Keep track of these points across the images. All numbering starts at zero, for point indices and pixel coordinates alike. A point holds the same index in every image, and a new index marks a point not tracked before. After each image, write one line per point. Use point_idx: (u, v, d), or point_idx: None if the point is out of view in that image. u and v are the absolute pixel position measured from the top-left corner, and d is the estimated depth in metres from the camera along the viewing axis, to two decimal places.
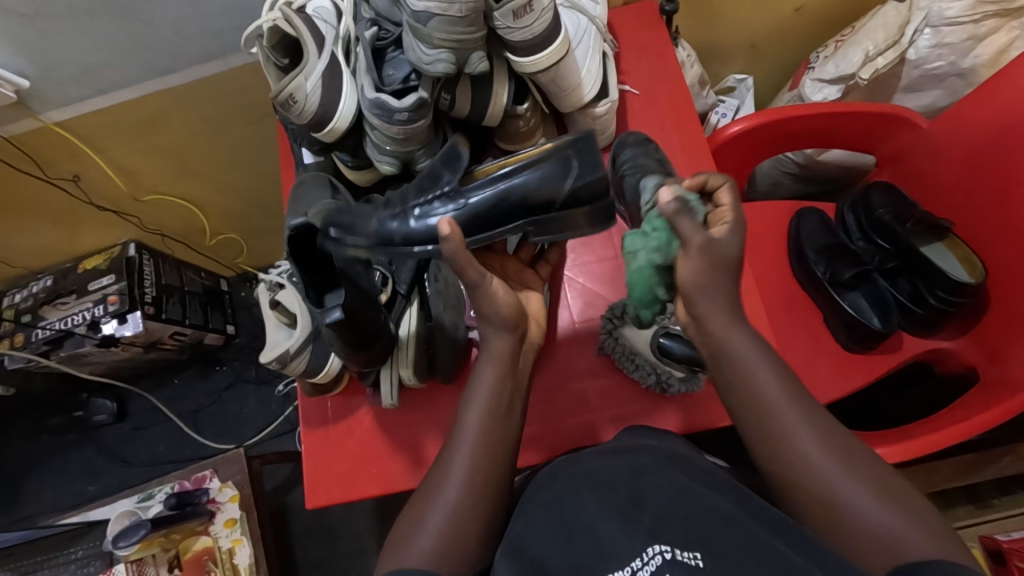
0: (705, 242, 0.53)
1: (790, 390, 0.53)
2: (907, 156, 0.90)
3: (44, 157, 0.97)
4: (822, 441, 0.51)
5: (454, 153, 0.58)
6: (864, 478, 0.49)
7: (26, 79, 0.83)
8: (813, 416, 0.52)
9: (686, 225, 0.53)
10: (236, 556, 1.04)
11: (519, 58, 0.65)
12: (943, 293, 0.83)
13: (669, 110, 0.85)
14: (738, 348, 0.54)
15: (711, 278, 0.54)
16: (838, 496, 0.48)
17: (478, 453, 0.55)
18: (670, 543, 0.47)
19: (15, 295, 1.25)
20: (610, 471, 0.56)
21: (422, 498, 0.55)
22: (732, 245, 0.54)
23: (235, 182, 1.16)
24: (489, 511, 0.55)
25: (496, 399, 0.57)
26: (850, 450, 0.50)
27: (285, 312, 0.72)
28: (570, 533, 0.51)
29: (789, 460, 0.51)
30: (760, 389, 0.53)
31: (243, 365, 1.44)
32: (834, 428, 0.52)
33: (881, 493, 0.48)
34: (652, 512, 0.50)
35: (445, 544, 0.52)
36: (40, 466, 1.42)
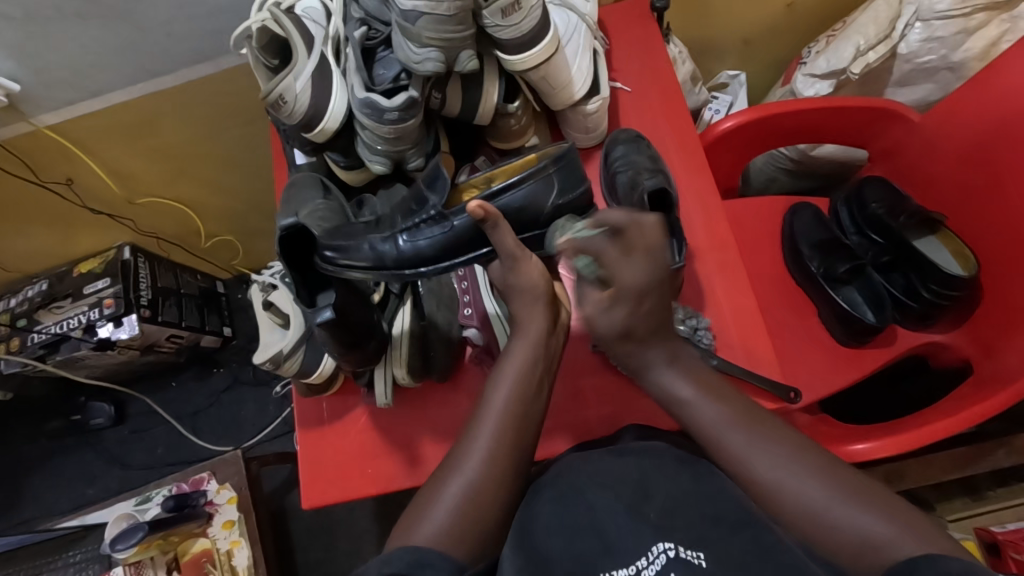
0: (596, 309, 0.60)
1: (742, 416, 0.56)
2: (900, 150, 0.90)
3: (38, 161, 0.97)
4: (784, 454, 0.52)
5: (436, 173, 0.62)
6: (834, 482, 0.50)
7: (16, 83, 0.83)
8: (771, 433, 0.54)
9: (588, 292, 0.60)
10: (235, 557, 1.04)
11: (508, 56, 0.65)
12: (935, 287, 0.84)
13: (661, 107, 0.85)
14: (679, 393, 0.60)
15: (614, 341, 0.61)
16: (810, 502, 0.49)
17: (504, 431, 0.56)
18: (675, 540, 0.47)
19: (10, 299, 1.25)
20: (614, 468, 0.56)
21: (436, 479, 0.55)
22: (619, 312, 0.58)
23: (230, 184, 1.16)
24: (503, 503, 0.54)
25: (525, 385, 0.59)
26: (818, 458, 0.52)
27: (279, 313, 0.72)
28: (578, 529, 0.51)
29: (754, 479, 0.52)
30: (708, 424, 0.57)
31: (241, 366, 1.44)
32: (794, 442, 0.53)
33: (855, 497, 0.48)
34: (662, 507, 0.51)
35: (461, 526, 0.51)
36: (39, 470, 1.42)
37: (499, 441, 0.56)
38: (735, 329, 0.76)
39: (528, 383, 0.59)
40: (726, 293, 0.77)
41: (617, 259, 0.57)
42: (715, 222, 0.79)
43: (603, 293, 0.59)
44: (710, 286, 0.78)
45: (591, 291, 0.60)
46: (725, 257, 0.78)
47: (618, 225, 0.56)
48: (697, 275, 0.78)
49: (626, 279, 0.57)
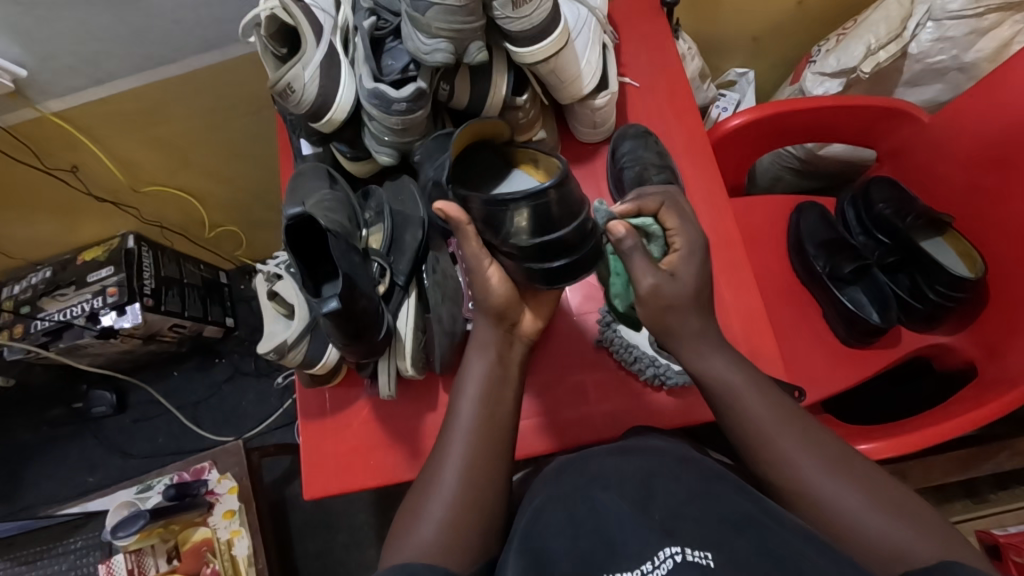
0: (662, 279, 0.57)
1: (788, 418, 0.55)
2: (908, 150, 0.90)
3: (43, 148, 0.96)
4: (825, 461, 0.52)
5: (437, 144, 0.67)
6: (870, 492, 0.50)
7: (23, 68, 0.82)
8: (814, 439, 0.53)
9: (641, 263, 0.57)
10: (235, 546, 1.04)
11: (518, 48, 0.64)
12: (942, 288, 0.83)
13: (668, 102, 0.84)
14: (723, 391, 0.57)
15: (683, 308, 0.58)
16: (847, 509, 0.50)
17: (474, 439, 0.56)
18: (682, 543, 0.46)
19: (14, 286, 1.25)
20: (616, 470, 0.56)
21: (423, 487, 0.56)
22: (686, 271, 0.59)
23: (234, 175, 1.15)
24: (496, 502, 0.55)
25: (489, 391, 0.58)
26: (855, 466, 0.52)
27: (283, 303, 0.72)
28: (583, 529, 0.50)
29: (792, 484, 0.52)
30: (757, 423, 0.55)
31: (243, 357, 1.44)
32: (834, 450, 0.53)
33: (898, 510, 0.49)
34: (667, 510, 0.50)
35: (449, 535, 0.51)
36: (41, 457, 1.42)
37: (478, 446, 0.56)
38: (740, 327, 0.76)
39: (490, 388, 0.58)
40: (732, 289, 0.77)
41: (675, 220, 0.62)
42: (721, 219, 0.79)
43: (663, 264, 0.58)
44: (716, 284, 0.77)
45: (643, 262, 0.57)
46: (731, 255, 0.78)
47: (666, 194, 0.64)
48: None
49: (686, 235, 0.61)
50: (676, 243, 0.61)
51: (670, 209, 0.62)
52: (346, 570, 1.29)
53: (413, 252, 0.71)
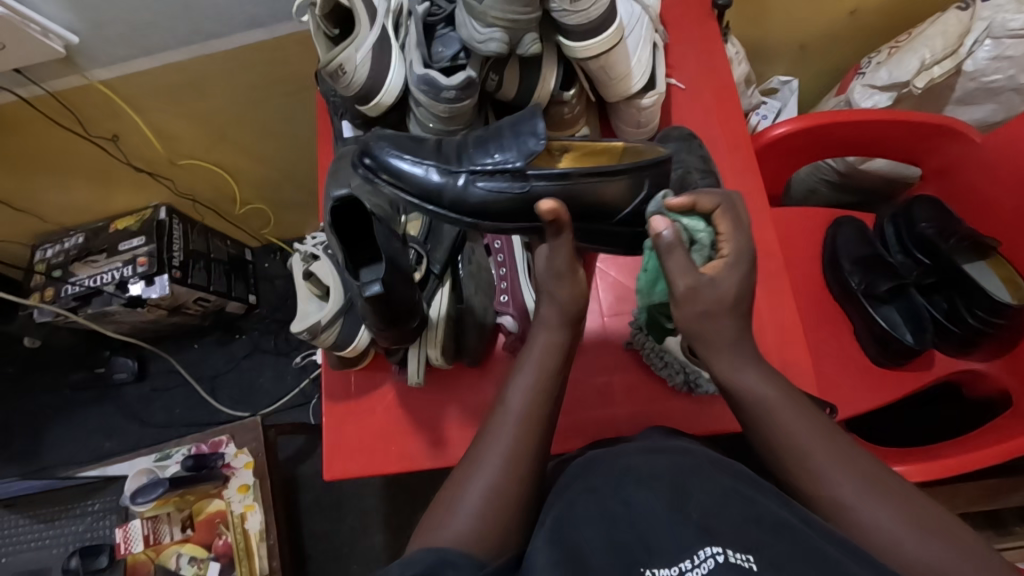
0: (697, 283, 0.53)
1: (824, 428, 0.53)
2: (956, 170, 0.88)
3: (87, 114, 0.98)
4: (855, 472, 0.51)
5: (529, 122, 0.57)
6: (900, 507, 0.49)
7: (75, 36, 0.83)
8: (847, 451, 0.52)
9: (677, 263, 0.53)
10: (248, 521, 1.05)
11: (571, 43, 0.64)
12: (982, 313, 0.81)
13: (714, 107, 0.83)
14: (761, 393, 0.55)
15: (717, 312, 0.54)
16: (876, 521, 0.48)
17: (520, 429, 0.56)
18: (723, 544, 0.46)
19: (47, 250, 1.27)
20: (647, 468, 0.55)
21: (461, 471, 0.55)
22: (729, 279, 0.54)
23: (269, 153, 1.16)
24: (529, 496, 0.54)
25: (541, 382, 0.58)
26: (887, 478, 0.51)
27: (318, 283, 0.73)
28: (614, 522, 0.50)
29: (821, 494, 0.51)
30: (785, 431, 0.53)
31: (263, 334, 1.46)
32: (867, 462, 0.52)
33: (931, 525, 0.48)
34: (704, 508, 0.49)
35: (484, 525, 0.51)
36: (60, 419, 1.45)
37: (521, 436, 0.55)
38: (773, 339, 0.75)
39: (545, 384, 0.58)
40: (766, 300, 0.76)
41: (728, 227, 0.55)
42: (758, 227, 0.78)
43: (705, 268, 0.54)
44: None
45: (682, 261, 0.53)
46: (770, 265, 0.77)
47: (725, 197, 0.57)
48: None
49: (734, 245, 0.55)
50: (723, 251, 0.55)
51: (724, 216, 0.55)
52: (353, 551, 1.30)
53: (451, 242, 0.70)
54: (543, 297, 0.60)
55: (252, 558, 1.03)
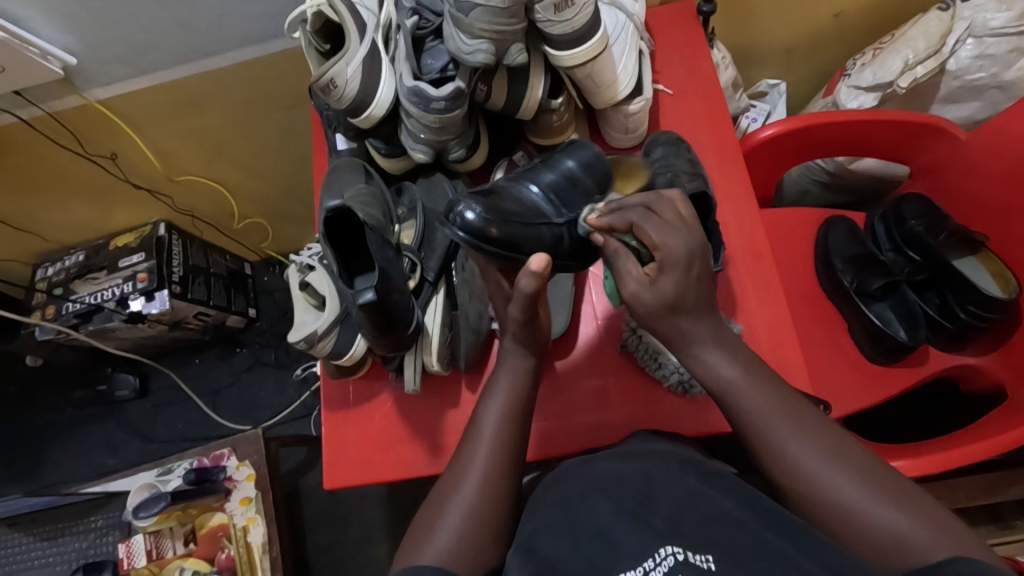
0: (639, 285, 0.56)
1: (786, 406, 0.55)
2: (942, 167, 0.89)
3: (85, 134, 0.99)
4: (824, 451, 0.52)
5: (585, 149, 0.64)
6: (867, 478, 0.50)
7: (73, 57, 0.85)
8: (807, 429, 0.54)
9: (624, 270, 0.57)
10: (250, 533, 1.05)
11: (556, 52, 0.65)
12: (973, 308, 0.82)
13: (702, 110, 0.84)
14: (723, 377, 0.57)
15: (661, 315, 0.57)
16: (845, 495, 0.49)
17: (495, 446, 0.58)
18: (683, 545, 0.45)
19: (48, 268, 1.28)
20: (619, 478, 0.55)
21: (438, 497, 0.57)
22: (666, 283, 0.55)
23: (264, 168, 1.17)
24: (507, 510, 0.56)
25: (513, 401, 0.61)
26: (851, 454, 0.52)
27: (314, 294, 0.73)
28: (582, 534, 0.49)
29: (785, 466, 0.53)
30: (749, 412, 0.55)
31: (263, 348, 1.46)
32: (830, 439, 0.53)
33: (888, 496, 0.49)
34: (668, 515, 0.49)
35: (461, 544, 0.52)
36: (62, 436, 1.46)
37: (495, 458, 0.57)
38: (767, 339, 0.75)
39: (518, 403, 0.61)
40: (758, 300, 0.77)
41: (656, 231, 0.55)
42: (748, 228, 0.79)
43: (646, 270, 0.57)
44: (743, 292, 0.77)
45: (629, 268, 0.57)
46: (762, 264, 0.78)
47: (644, 203, 0.57)
48: (730, 280, 0.78)
49: (669, 247, 0.54)
50: (658, 255, 0.55)
51: (652, 221, 0.55)
52: (357, 563, 1.30)
53: (443, 250, 0.71)
54: (508, 328, 0.64)
55: (255, 570, 1.04)
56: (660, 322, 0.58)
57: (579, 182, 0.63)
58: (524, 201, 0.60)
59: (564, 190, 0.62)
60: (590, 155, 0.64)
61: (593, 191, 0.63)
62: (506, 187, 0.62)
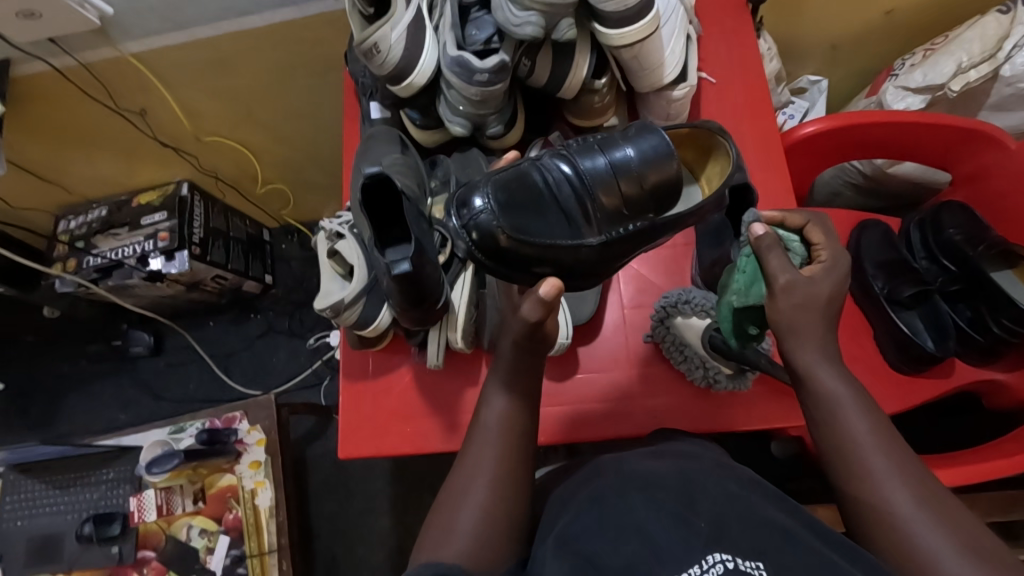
0: (794, 281, 0.52)
1: (882, 437, 0.50)
2: (987, 177, 0.86)
3: (117, 87, 0.98)
4: (913, 490, 0.48)
5: (648, 137, 0.56)
6: (951, 528, 0.46)
7: (110, 7, 0.84)
8: (909, 467, 0.49)
9: (773, 261, 0.53)
10: (258, 497, 1.06)
11: (606, 29, 0.63)
12: (1008, 323, 0.80)
13: (744, 101, 0.82)
14: (826, 393, 0.52)
15: (807, 316, 0.52)
16: (921, 540, 0.45)
17: (507, 437, 0.54)
18: (731, 552, 0.45)
19: (70, 221, 1.29)
20: (655, 476, 0.54)
21: (451, 493, 0.53)
22: (824, 282, 0.53)
23: (291, 133, 1.16)
24: (521, 510, 0.53)
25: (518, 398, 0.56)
26: (940, 499, 0.47)
27: (341, 262, 0.73)
28: (620, 531, 0.48)
29: (865, 493, 0.49)
30: (853, 438, 0.50)
31: (277, 315, 1.47)
32: (924, 478, 0.48)
33: (979, 553, 0.44)
34: (713, 516, 0.48)
35: (481, 548, 0.49)
36: (76, 388, 1.47)
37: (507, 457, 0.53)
38: None
39: (523, 398, 0.56)
40: None
41: (821, 237, 0.55)
42: None
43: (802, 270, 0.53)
44: None
45: (778, 260, 0.53)
46: None
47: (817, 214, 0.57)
48: None
49: (832, 251, 0.54)
50: (819, 256, 0.55)
51: (816, 227, 0.55)
52: (359, 533, 1.31)
53: None
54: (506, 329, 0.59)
55: (262, 534, 1.05)
56: (804, 320, 0.52)
57: (629, 172, 0.55)
58: (547, 183, 0.57)
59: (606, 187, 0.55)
60: (651, 149, 0.55)
61: (642, 187, 0.55)
62: (533, 166, 0.57)
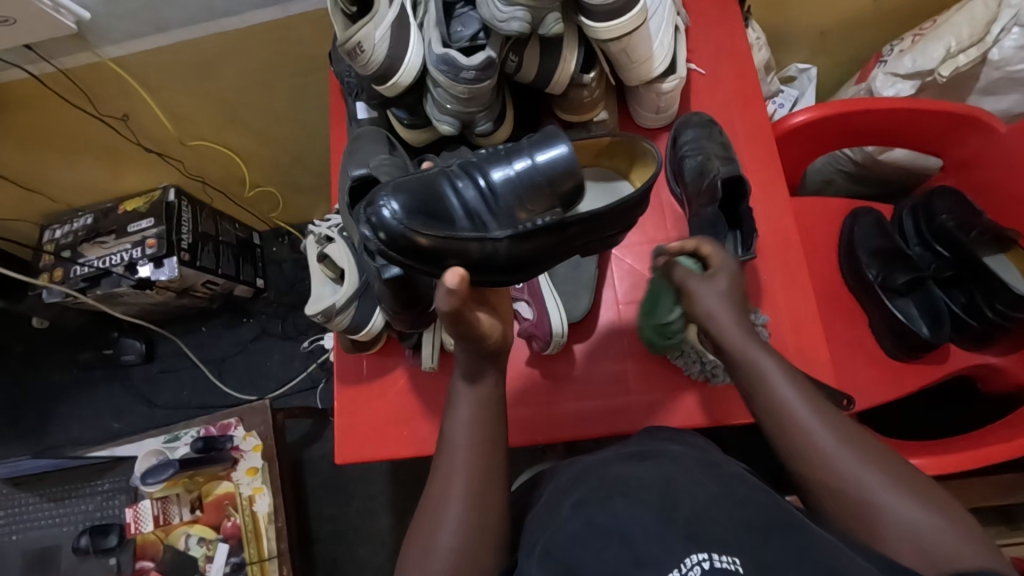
0: (701, 287, 0.63)
1: (819, 407, 0.54)
2: (979, 162, 0.86)
3: (99, 93, 0.97)
4: (849, 446, 0.52)
5: (549, 140, 0.53)
6: (891, 474, 0.50)
7: (87, 11, 0.82)
8: (848, 430, 0.53)
9: (682, 274, 0.64)
10: (256, 503, 1.06)
11: (593, 23, 0.62)
12: (1001, 307, 0.80)
13: (734, 92, 0.82)
14: (757, 374, 0.57)
15: (720, 316, 0.61)
16: (868, 489, 0.49)
17: (475, 450, 0.55)
18: (710, 549, 0.45)
19: (55, 230, 1.26)
20: (638, 476, 0.53)
21: (430, 510, 0.54)
22: (723, 281, 0.63)
23: (278, 135, 1.15)
24: (499, 519, 0.54)
25: (484, 409, 0.57)
26: (875, 448, 0.52)
27: (332, 266, 0.72)
28: (604, 538, 0.48)
29: (815, 464, 0.52)
30: (790, 412, 0.54)
31: (270, 318, 1.45)
32: (862, 437, 0.53)
33: (917, 494, 0.49)
34: (694, 512, 0.48)
35: (463, 561, 0.51)
36: (68, 398, 1.46)
37: (477, 471, 0.54)
38: (790, 330, 0.74)
39: (487, 411, 0.57)
40: (784, 289, 0.75)
41: (716, 250, 0.64)
42: (777, 216, 0.77)
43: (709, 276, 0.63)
44: (768, 283, 0.75)
45: (685, 273, 0.64)
46: (789, 254, 0.76)
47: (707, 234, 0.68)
48: (755, 268, 0.76)
49: (723, 258, 0.63)
50: (716, 263, 0.63)
51: (710, 244, 0.65)
52: (359, 535, 1.31)
53: None
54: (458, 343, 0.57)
55: (261, 540, 1.04)
56: (719, 312, 0.61)
57: (532, 176, 0.52)
58: (448, 192, 0.52)
59: (518, 199, 0.52)
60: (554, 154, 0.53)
61: (550, 195, 0.52)
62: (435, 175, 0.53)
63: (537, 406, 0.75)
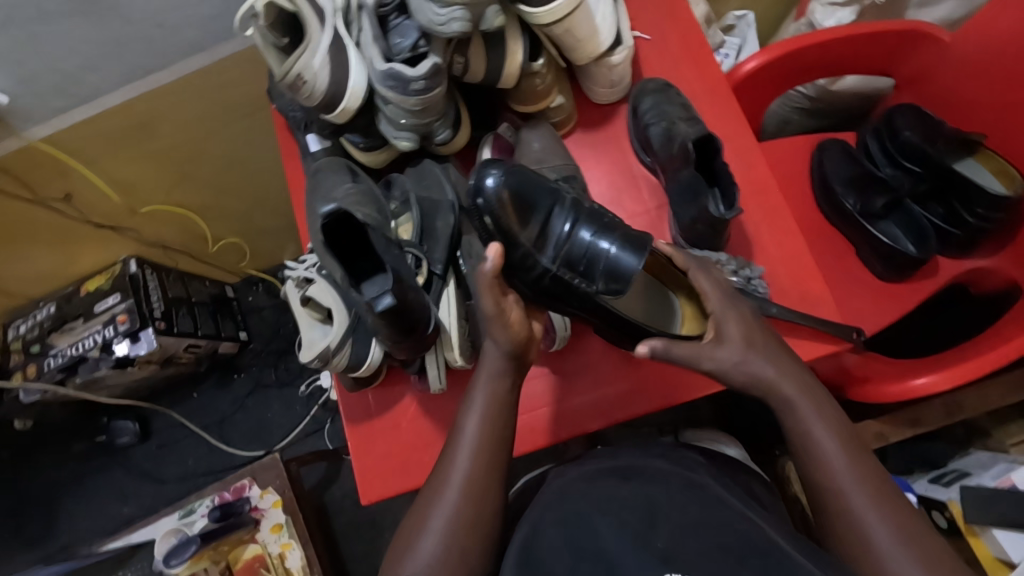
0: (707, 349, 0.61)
1: (850, 447, 0.57)
2: (929, 75, 0.86)
3: (33, 177, 0.92)
4: (870, 491, 0.54)
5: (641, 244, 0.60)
6: (902, 531, 0.52)
7: (4, 94, 0.79)
8: (873, 477, 0.55)
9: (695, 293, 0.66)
10: (287, 559, 1.03)
11: (532, 9, 0.60)
12: (982, 211, 0.81)
13: (682, 52, 0.81)
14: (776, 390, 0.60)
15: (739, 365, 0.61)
16: (870, 531, 0.52)
17: (478, 450, 0.56)
18: (682, 572, 0.47)
19: (19, 325, 1.21)
20: (624, 492, 0.55)
21: (426, 500, 0.56)
22: (730, 328, 0.62)
23: (230, 185, 1.11)
24: (494, 513, 0.55)
25: (491, 418, 0.57)
26: (898, 505, 0.54)
27: (318, 307, 0.69)
28: (582, 554, 0.50)
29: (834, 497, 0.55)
30: (820, 444, 0.57)
31: (262, 369, 1.41)
32: (885, 489, 0.55)
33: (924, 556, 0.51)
34: (672, 537, 0.50)
35: (450, 552, 0.53)
36: (69, 493, 1.40)
37: (480, 470, 0.55)
38: (787, 276, 0.74)
39: (499, 413, 0.57)
40: (772, 238, 0.75)
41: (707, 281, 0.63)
42: (750, 166, 0.77)
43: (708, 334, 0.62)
44: (757, 233, 0.75)
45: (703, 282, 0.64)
46: (769, 202, 0.76)
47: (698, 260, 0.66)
48: (742, 222, 0.75)
49: (715, 292, 0.63)
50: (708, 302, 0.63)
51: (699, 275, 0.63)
52: None
53: (447, 239, 0.68)
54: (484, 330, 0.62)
55: None
56: (751, 359, 0.61)
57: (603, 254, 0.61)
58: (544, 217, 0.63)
59: (575, 258, 0.62)
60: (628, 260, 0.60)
61: (600, 276, 0.61)
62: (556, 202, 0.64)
63: (553, 403, 0.74)
